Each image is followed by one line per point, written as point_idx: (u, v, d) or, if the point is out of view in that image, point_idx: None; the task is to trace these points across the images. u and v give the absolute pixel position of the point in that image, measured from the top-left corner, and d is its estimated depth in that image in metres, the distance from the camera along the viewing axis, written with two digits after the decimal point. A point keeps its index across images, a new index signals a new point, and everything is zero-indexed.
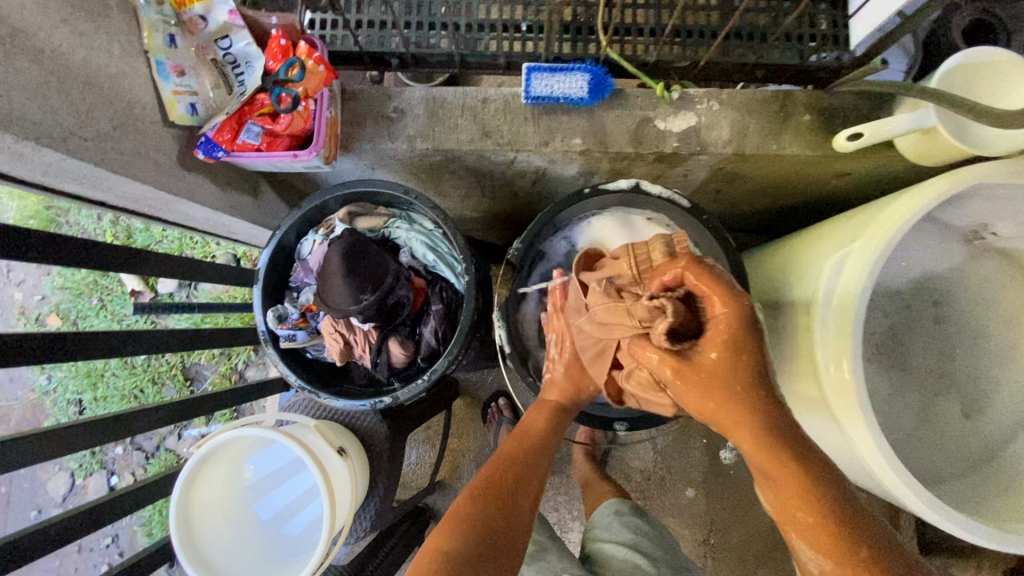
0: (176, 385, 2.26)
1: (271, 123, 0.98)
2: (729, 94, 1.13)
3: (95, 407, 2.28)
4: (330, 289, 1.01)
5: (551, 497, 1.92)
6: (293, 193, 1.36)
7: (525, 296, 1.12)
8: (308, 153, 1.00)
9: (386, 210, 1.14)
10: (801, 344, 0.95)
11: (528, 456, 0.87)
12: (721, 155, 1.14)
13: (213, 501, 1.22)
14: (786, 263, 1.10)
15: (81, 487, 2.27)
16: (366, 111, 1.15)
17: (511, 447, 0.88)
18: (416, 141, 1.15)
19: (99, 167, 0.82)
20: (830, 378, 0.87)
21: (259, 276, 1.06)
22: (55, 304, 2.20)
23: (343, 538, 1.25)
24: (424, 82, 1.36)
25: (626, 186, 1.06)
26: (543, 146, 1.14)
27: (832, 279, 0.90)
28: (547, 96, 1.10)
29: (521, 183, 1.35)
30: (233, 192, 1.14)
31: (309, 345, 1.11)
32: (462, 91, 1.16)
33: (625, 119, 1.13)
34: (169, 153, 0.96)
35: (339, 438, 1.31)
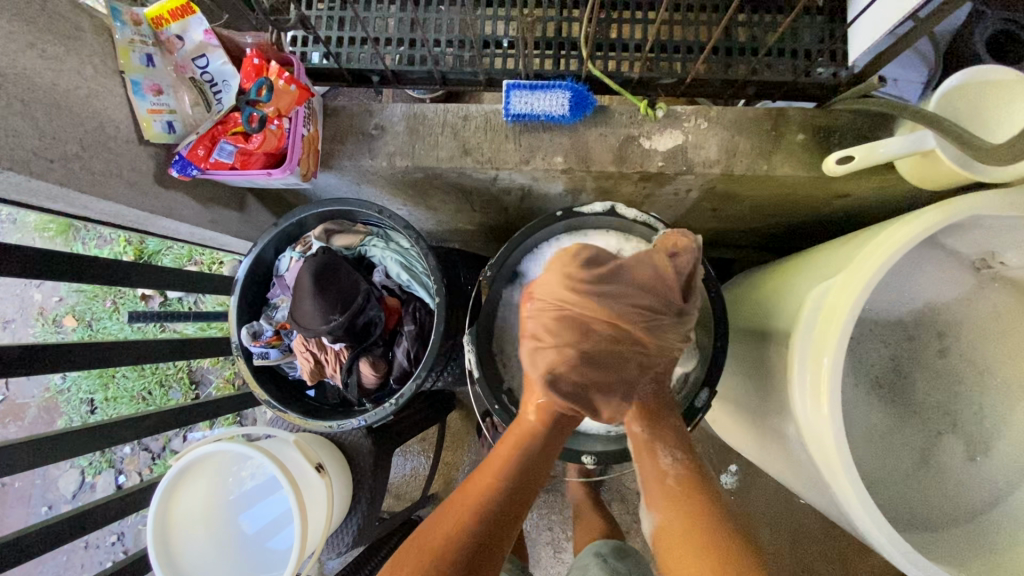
0: (182, 387, 2.31)
1: (244, 143, 0.97)
2: (717, 111, 1.09)
3: (106, 407, 2.35)
4: (300, 308, 1.00)
5: (544, 515, 1.88)
6: (282, 207, 1.37)
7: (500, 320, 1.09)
8: (282, 172, 0.99)
9: (364, 228, 1.13)
10: (781, 378, 0.90)
11: (472, 524, 0.82)
12: (709, 175, 1.10)
13: (192, 514, 1.23)
14: (773, 289, 1.05)
15: (91, 484, 2.34)
16: (347, 128, 1.15)
17: (451, 514, 0.83)
18: (396, 158, 1.14)
19: (66, 188, 0.83)
20: (807, 414, 0.82)
21: (235, 291, 1.07)
22: (71, 306, 2.27)
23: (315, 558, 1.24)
24: (423, 97, 1.35)
25: (600, 209, 1.03)
26: (523, 164, 1.11)
27: (814, 308, 0.84)
28: (528, 114, 1.08)
29: (509, 199, 1.32)
30: (217, 207, 1.15)
31: (283, 362, 1.11)
32: (443, 108, 1.14)
33: (609, 138, 1.09)
34: (145, 171, 0.97)
35: (319, 453, 1.31)
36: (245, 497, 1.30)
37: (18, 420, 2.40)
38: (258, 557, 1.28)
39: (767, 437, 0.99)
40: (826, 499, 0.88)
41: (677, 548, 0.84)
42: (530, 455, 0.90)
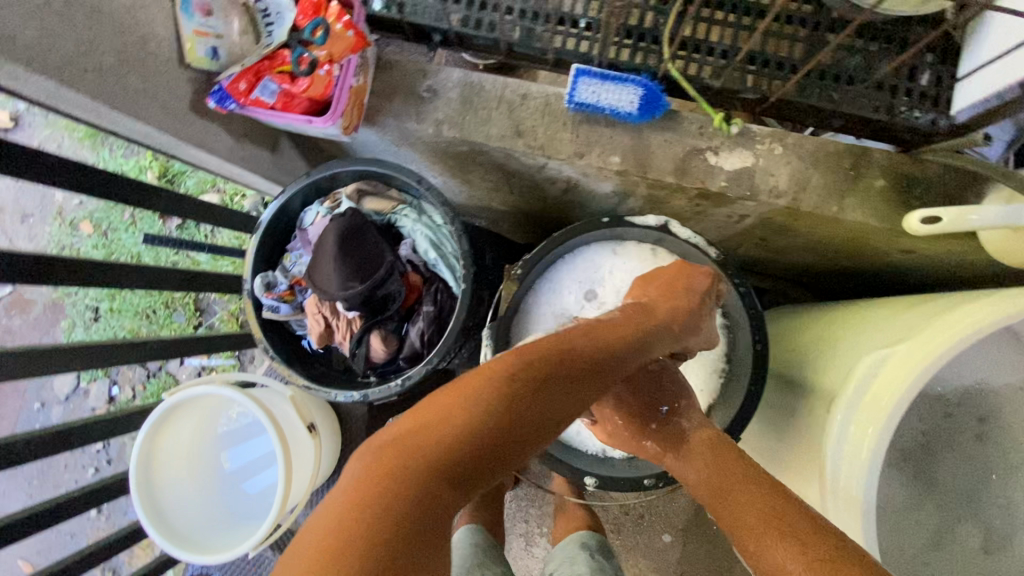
0: (187, 313, 2.30)
1: (290, 84, 0.91)
2: (796, 139, 1.00)
3: (109, 318, 2.35)
4: (320, 269, 0.96)
5: (522, 507, 1.87)
6: (316, 153, 1.30)
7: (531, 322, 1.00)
8: (324, 122, 0.94)
9: (397, 195, 1.06)
10: (810, 444, 0.84)
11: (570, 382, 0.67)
12: (773, 205, 1.02)
13: (178, 452, 1.22)
14: (820, 337, 0.98)
15: (85, 390, 2.37)
16: (397, 85, 1.08)
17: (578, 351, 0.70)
18: (444, 127, 1.07)
19: (97, 102, 0.78)
20: (833, 487, 0.77)
21: (254, 237, 1.01)
22: (89, 212, 2.24)
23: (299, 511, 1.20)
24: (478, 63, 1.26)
25: (652, 224, 0.95)
26: (576, 157, 1.04)
27: (864, 377, 0.77)
28: (592, 105, 1.00)
29: (551, 188, 1.25)
30: (249, 143, 1.09)
31: (292, 319, 1.07)
32: (502, 82, 1.06)
33: (673, 146, 1.02)
34: (181, 97, 0.91)
35: (312, 413, 1.28)
36: (228, 439, 1.30)
37: (23, 314, 2.41)
38: (238, 499, 1.27)
39: None
40: None
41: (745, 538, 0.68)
42: (609, 358, 0.71)
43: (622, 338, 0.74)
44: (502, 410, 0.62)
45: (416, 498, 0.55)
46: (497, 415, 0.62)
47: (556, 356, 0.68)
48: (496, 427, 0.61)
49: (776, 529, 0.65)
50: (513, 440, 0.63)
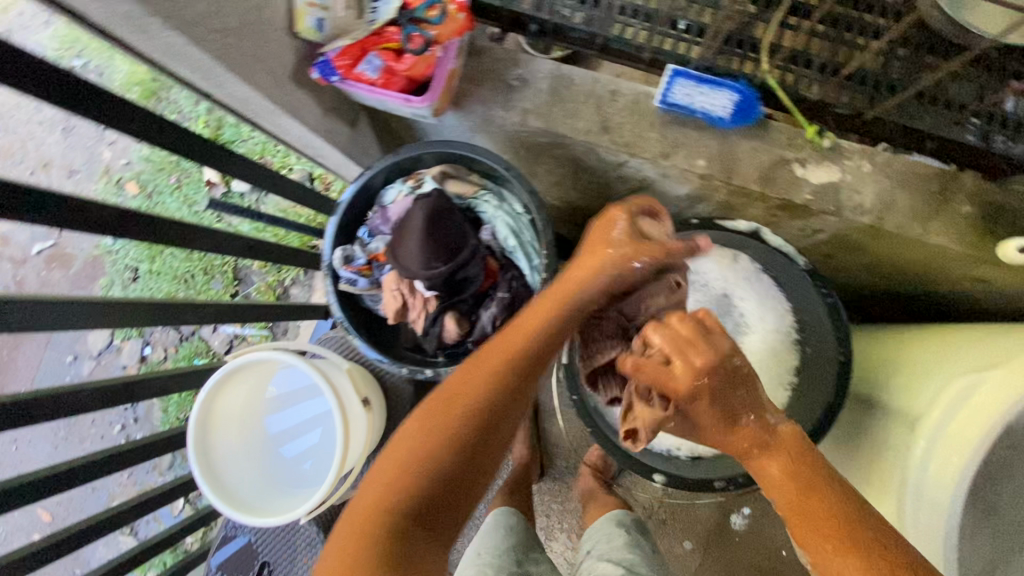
0: (224, 281, 2.31)
1: (394, 61, 0.93)
2: (884, 158, 1.00)
3: (147, 279, 2.37)
4: (404, 246, 0.97)
5: (545, 502, 1.88)
6: (388, 133, 1.31)
7: None
8: (421, 102, 0.95)
9: (479, 180, 1.07)
10: (892, 459, 0.84)
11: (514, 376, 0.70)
12: (855, 222, 1.02)
13: (233, 414, 1.23)
14: (895, 356, 0.98)
15: (117, 348, 2.40)
16: (487, 71, 1.08)
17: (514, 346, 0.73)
18: (530, 116, 1.07)
19: (216, 61, 0.79)
20: (918, 515, 0.77)
21: (336, 214, 1.03)
22: (137, 173, 2.26)
23: (350, 481, 1.23)
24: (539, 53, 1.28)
25: (744, 229, 0.95)
26: (661, 158, 1.04)
27: (950, 405, 0.77)
28: (683, 107, 1.00)
29: (621, 187, 1.25)
30: (334, 117, 1.10)
31: (366, 294, 1.08)
32: (592, 77, 1.06)
33: (760, 154, 1.02)
34: (285, 65, 0.93)
35: (366, 389, 1.30)
36: (277, 403, 1.31)
37: (63, 268, 2.44)
38: (282, 464, 1.29)
39: None
40: None
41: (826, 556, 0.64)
42: (530, 350, 0.72)
43: (557, 336, 0.75)
44: (457, 434, 0.66)
45: (397, 518, 0.61)
46: (445, 455, 0.65)
47: (501, 360, 0.71)
48: (460, 448, 0.65)
49: (838, 535, 0.63)
50: (472, 461, 0.66)
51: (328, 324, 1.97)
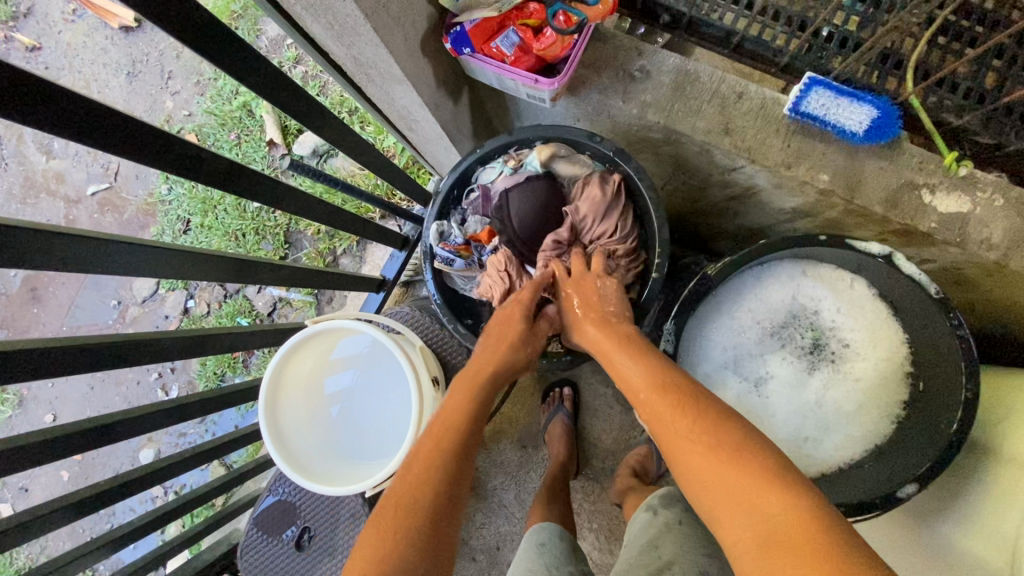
0: (275, 243, 2.30)
1: (531, 38, 0.90)
2: (1020, 193, 0.96)
3: (198, 232, 2.37)
4: (516, 219, 1.04)
5: (578, 500, 1.85)
6: (486, 112, 1.29)
7: (711, 324, 1.01)
8: (550, 83, 0.92)
9: (587, 161, 1.03)
10: (1011, 513, 0.79)
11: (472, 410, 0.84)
12: (978, 256, 0.98)
13: (301, 378, 1.22)
14: (1006, 401, 0.94)
15: (162, 298, 2.42)
16: (610, 58, 1.05)
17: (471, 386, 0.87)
18: (649, 110, 1.04)
19: (365, 20, 0.78)
20: None
21: (436, 198, 1.04)
22: (198, 125, 2.20)
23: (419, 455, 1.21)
24: None
25: (875, 253, 0.86)
26: (783, 167, 1.00)
27: None
28: (817, 117, 0.97)
29: (720, 193, 1.22)
30: (445, 90, 1.09)
31: (460, 275, 1.07)
32: (720, 76, 1.02)
33: (888, 175, 0.98)
34: (418, 31, 0.91)
35: (436, 366, 1.26)
36: (339, 366, 1.27)
37: (115, 212, 2.45)
38: (343, 431, 1.27)
39: (945, 558, 0.87)
40: None
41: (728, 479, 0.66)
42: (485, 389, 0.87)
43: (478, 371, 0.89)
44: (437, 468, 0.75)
45: (403, 548, 0.67)
46: (418, 511, 0.70)
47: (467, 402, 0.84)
48: (440, 479, 0.73)
49: (690, 413, 0.73)
50: (444, 510, 0.72)
51: (378, 298, 1.92)
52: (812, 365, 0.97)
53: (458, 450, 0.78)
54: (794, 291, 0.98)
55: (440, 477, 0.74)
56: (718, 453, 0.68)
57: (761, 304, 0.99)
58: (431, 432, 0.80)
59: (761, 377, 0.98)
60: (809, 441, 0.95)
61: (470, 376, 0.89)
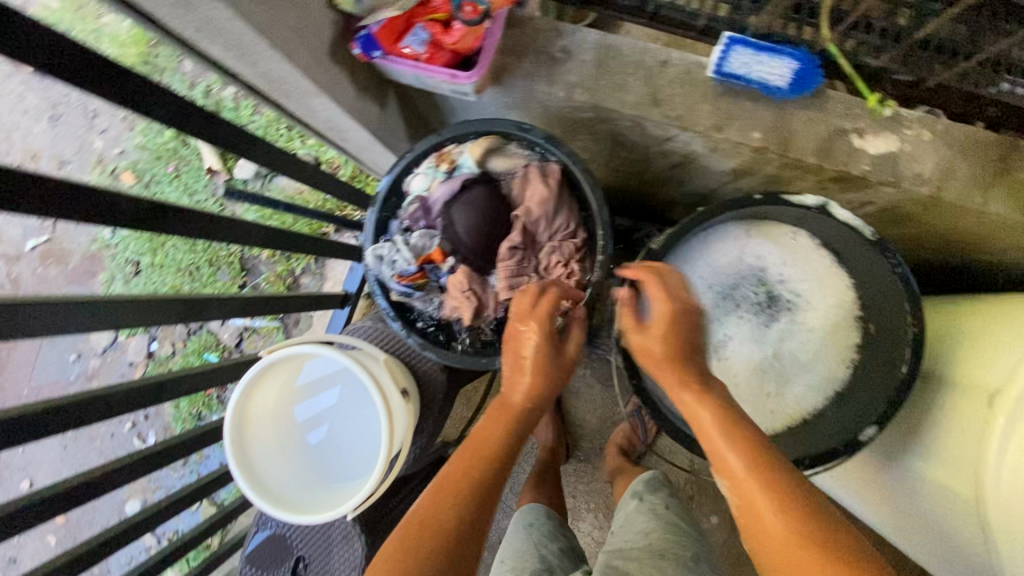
0: (231, 272, 2.23)
1: (441, 33, 0.86)
2: (944, 126, 0.98)
3: (150, 272, 2.29)
4: (466, 230, 0.96)
5: (572, 483, 1.86)
6: (417, 112, 1.26)
7: None
8: (468, 77, 0.90)
9: (521, 148, 0.98)
10: (968, 438, 0.82)
11: (509, 433, 0.80)
12: (912, 193, 0.99)
13: (267, 409, 1.19)
14: (956, 330, 0.97)
15: (123, 345, 2.34)
16: (530, 43, 1.03)
17: (512, 410, 0.83)
18: (576, 90, 1.02)
19: (260, 38, 0.74)
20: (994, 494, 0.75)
21: (370, 214, 0.98)
22: (133, 162, 2.11)
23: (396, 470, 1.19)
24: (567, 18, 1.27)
25: (810, 204, 0.87)
26: (715, 131, 1.00)
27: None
28: (740, 77, 0.96)
29: (661, 163, 1.21)
30: (366, 96, 1.05)
31: (422, 301, 0.99)
32: (641, 47, 1.02)
33: (817, 125, 0.98)
34: (324, 40, 0.87)
35: (404, 379, 1.25)
36: (309, 392, 1.28)
37: (60, 263, 2.35)
38: (321, 455, 1.26)
39: (919, 491, 0.91)
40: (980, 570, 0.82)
41: (780, 551, 0.63)
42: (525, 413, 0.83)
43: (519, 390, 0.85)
44: (468, 492, 0.72)
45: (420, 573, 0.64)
46: (443, 539, 0.67)
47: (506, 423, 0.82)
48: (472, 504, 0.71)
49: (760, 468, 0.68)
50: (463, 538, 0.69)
51: (343, 313, 1.89)
52: (766, 322, 0.97)
53: (491, 478, 0.74)
54: (740, 253, 0.99)
55: (473, 502, 0.71)
56: (781, 513, 0.64)
57: (710, 270, 0.99)
58: (463, 454, 0.77)
59: (719, 340, 0.99)
60: (771, 396, 0.97)
61: (511, 394, 0.85)
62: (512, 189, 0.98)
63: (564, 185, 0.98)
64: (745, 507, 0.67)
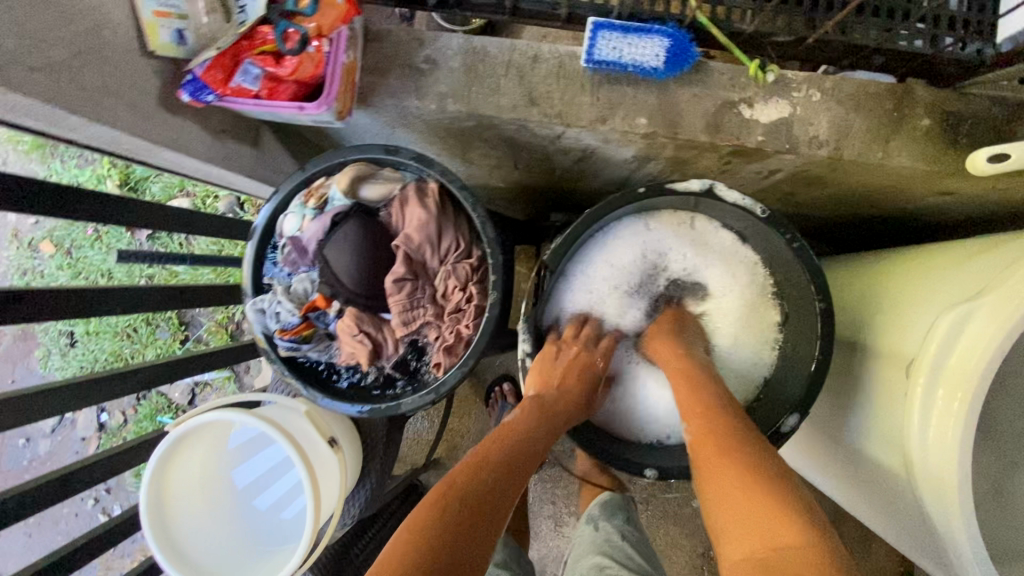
0: (170, 328, 2.00)
1: (275, 66, 0.80)
2: (833, 82, 0.93)
3: (87, 341, 2.04)
4: (345, 269, 0.90)
5: (548, 489, 1.76)
6: (302, 144, 1.18)
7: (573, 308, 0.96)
8: (315, 107, 0.82)
9: (394, 173, 0.93)
10: (891, 408, 0.78)
11: (543, 427, 0.80)
12: (812, 157, 0.94)
13: (189, 485, 1.08)
14: (876, 291, 0.93)
15: (71, 420, 2.12)
16: (391, 58, 0.96)
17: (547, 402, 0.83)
18: (448, 101, 0.95)
19: (52, 106, 0.66)
20: (922, 466, 0.71)
21: (245, 269, 0.91)
22: (48, 230, 1.88)
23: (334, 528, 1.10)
24: (458, 27, 1.22)
25: (696, 189, 0.84)
26: (599, 123, 0.94)
27: (941, 347, 0.72)
28: (612, 62, 0.91)
29: (563, 159, 1.15)
30: (229, 140, 0.97)
31: (316, 350, 0.94)
32: (508, 45, 0.95)
33: (703, 101, 0.93)
34: (149, 92, 0.80)
35: (330, 428, 1.17)
36: (239, 460, 1.17)
37: None
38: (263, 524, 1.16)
39: (856, 466, 0.87)
40: (919, 541, 0.79)
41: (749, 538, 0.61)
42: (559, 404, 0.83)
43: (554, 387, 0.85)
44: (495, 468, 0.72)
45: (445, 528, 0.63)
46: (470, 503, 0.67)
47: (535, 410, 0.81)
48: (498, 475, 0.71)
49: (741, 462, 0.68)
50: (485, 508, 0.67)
51: None
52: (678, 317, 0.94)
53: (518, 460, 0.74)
54: (640, 248, 0.94)
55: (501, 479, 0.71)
56: (758, 499, 0.63)
57: (614, 271, 0.95)
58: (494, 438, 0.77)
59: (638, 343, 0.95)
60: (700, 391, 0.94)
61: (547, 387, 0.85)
62: (390, 216, 0.93)
63: (446, 203, 0.92)
64: (723, 502, 0.66)
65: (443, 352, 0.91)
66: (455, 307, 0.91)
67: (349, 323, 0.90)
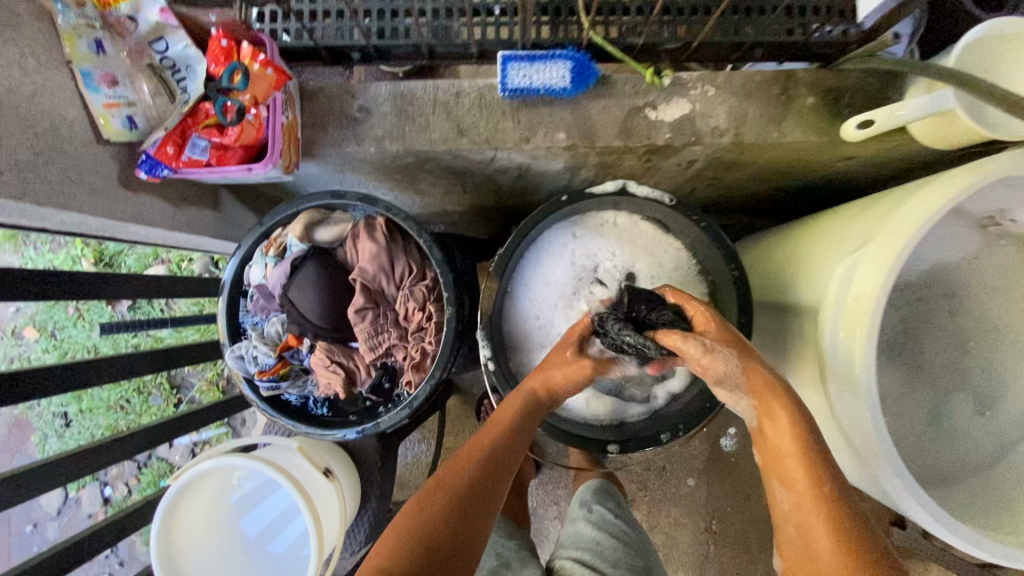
0: (163, 393, 2.02)
1: (219, 136, 0.89)
2: (725, 77, 1.04)
3: (82, 419, 2.06)
4: (310, 306, 0.97)
5: (550, 491, 1.80)
6: (262, 199, 1.26)
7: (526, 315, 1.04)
8: (262, 166, 0.90)
9: (345, 214, 1.01)
10: (814, 353, 0.86)
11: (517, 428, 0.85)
12: (718, 145, 1.05)
13: (197, 533, 1.13)
14: (794, 252, 1.02)
15: (76, 500, 2.10)
16: (328, 111, 1.05)
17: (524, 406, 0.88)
18: (385, 142, 1.05)
19: (23, 202, 0.74)
20: (841, 397, 0.80)
21: (220, 319, 0.99)
22: (30, 316, 1.92)
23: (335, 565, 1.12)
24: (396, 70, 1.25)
25: (612, 190, 0.97)
26: (524, 142, 1.04)
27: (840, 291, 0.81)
28: (526, 88, 1.00)
29: (504, 178, 1.24)
30: (190, 207, 1.05)
31: (296, 386, 1.02)
32: (432, 85, 1.05)
33: (613, 110, 1.03)
34: (108, 175, 0.88)
35: (325, 458, 1.22)
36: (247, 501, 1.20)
37: None
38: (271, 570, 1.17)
39: None
40: (856, 469, 0.86)
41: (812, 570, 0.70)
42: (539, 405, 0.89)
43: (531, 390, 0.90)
44: (476, 465, 0.78)
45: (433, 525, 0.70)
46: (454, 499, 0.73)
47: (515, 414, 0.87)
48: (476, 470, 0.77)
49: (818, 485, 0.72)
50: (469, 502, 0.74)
51: None
52: None
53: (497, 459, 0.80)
54: (574, 253, 1.03)
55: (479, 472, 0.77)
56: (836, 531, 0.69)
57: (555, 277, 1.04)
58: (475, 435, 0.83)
59: None
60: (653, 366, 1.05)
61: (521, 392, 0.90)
62: (345, 253, 1.01)
63: (395, 234, 1.01)
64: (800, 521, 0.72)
65: (412, 368, 0.99)
66: (417, 326, 1.00)
67: (321, 357, 0.97)
